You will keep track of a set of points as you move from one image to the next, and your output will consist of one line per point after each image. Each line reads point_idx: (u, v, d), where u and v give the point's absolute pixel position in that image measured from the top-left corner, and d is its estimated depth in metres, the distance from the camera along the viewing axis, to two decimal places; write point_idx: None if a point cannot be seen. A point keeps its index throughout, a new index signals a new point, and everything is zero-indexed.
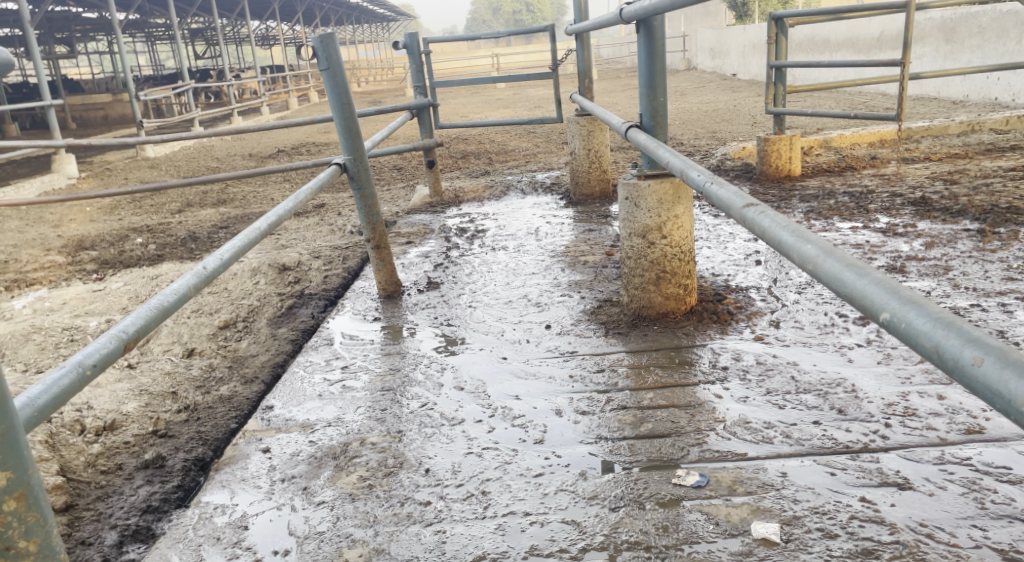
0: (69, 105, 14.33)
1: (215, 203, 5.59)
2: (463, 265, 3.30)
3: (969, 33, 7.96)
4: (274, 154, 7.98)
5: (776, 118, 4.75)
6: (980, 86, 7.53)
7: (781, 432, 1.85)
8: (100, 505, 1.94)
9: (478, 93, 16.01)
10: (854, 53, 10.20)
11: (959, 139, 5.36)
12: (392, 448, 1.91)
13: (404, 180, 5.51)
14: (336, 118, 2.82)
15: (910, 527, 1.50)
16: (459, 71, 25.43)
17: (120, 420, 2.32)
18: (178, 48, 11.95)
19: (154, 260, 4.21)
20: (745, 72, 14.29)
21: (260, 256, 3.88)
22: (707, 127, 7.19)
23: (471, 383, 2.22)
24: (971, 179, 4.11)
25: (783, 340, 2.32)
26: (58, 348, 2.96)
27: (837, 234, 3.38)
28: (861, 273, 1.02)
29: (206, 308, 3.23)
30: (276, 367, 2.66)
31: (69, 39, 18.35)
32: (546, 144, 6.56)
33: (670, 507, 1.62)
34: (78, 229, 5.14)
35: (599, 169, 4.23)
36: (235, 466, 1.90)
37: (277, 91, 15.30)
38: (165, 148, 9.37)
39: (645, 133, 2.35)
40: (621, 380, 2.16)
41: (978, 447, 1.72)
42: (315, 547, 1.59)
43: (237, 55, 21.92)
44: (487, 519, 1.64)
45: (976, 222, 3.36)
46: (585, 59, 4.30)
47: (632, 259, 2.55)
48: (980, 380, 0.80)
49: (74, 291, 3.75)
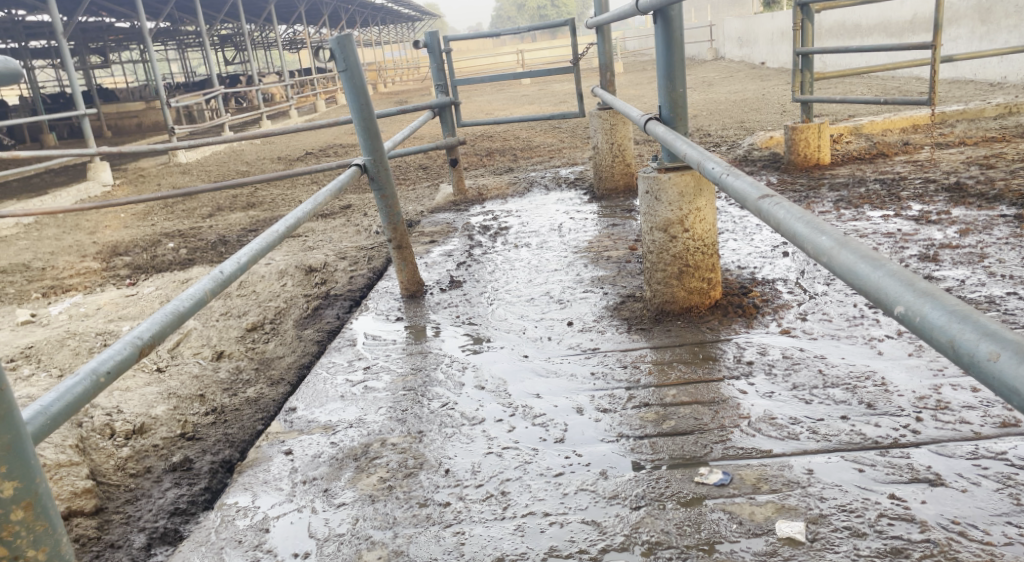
0: (105, 114, 14.61)
1: (244, 206, 5.66)
2: (485, 263, 3.29)
3: (1006, 13, 7.73)
4: (303, 157, 8.05)
5: (804, 106, 4.66)
6: (1019, 67, 7.33)
7: (808, 428, 1.81)
8: (129, 508, 1.96)
9: (505, 89, 15.98)
10: (885, 37, 9.99)
11: (996, 121, 5.21)
12: (412, 449, 1.91)
13: (429, 179, 5.52)
14: (356, 119, 2.82)
15: (941, 524, 1.46)
16: (486, 69, 25.42)
17: (148, 424, 2.35)
18: (208, 54, 12.10)
19: (185, 264, 4.27)
20: (773, 60, 14.07)
21: (287, 257, 3.91)
22: (734, 117, 7.09)
23: (493, 382, 2.21)
24: (1008, 163, 3.99)
25: (811, 333, 2.27)
26: (92, 353, 3.01)
27: (868, 223, 3.31)
28: (876, 265, 0.98)
29: (234, 310, 3.26)
30: (302, 368, 2.68)
31: (102, 49, 18.70)
32: (571, 139, 6.53)
33: (692, 507, 1.59)
34: (112, 235, 5.24)
35: (623, 163, 4.20)
36: (258, 468, 1.91)
37: (305, 94, 15.45)
38: (197, 155, 9.50)
39: (664, 126, 2.32)
40: (644, 377, 2.14)
41: (1014, 442, 1.66)
42: (335, 549, 1.60)
43: (266, 59, 22.17)
44: (506, 520, 1.62)
45: (1013, 207, 3.27)
46: (606, 52, 4.26)
47: (654, 253, 2.52)
48: (996, 375, 0.77)
49: (108, 296, 3.81)
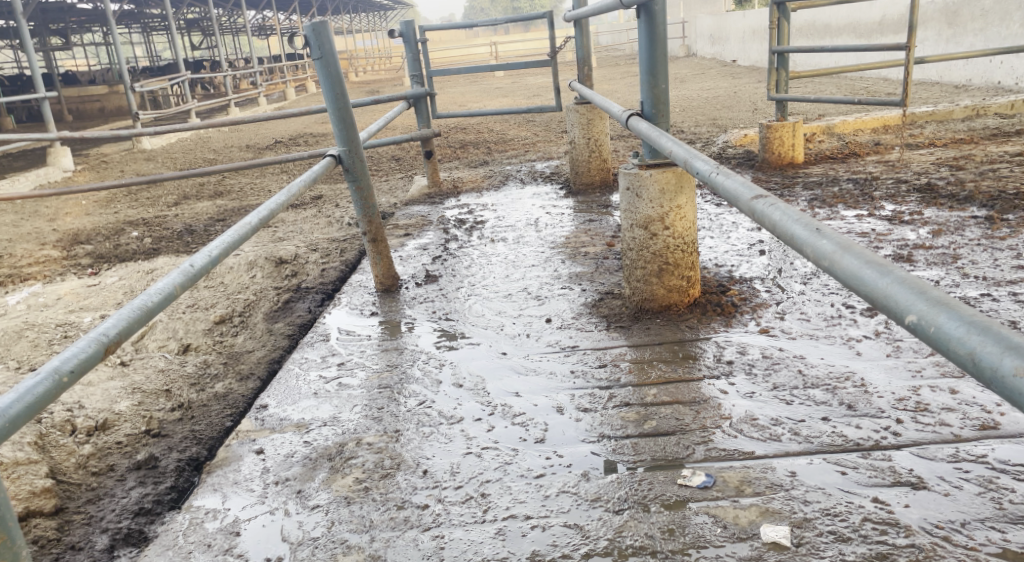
0: (66, 97, 14.23)
1: (212, 195, 5.53)
2: (461, 257, 3.25)
3: (971, 16, 7.84)
4: (272, 146, 7.92)
5: (778, 104, 4.67)
6: (983, 70, 7.47)
7: (790, 430, 1.80)
8: (92, 507, 1.88)
9: (479, 81, 15.88)
10: (854, 37, 10.09)
11: (964, 123, 5.29)
12: (389, 448, 1.86)
13: (402, 170, 5.43)
14: (330, 109, 2.74)
15: (925, 528, 1.45)
16: (457, 61, 25.27)
17: (112, 420, 2.27)
18: (173, 37, 11.79)
19: (150, 253, 4.15)
20: (744, 58, 14.17)
21: (257, 248, 3.82)
22: (708, 114, 7.10)
23: (470, 380, 2.16)
24: (977, 164, 4.04)
25: (789, 333, 2.26)
26: (51, 344, 2.91)
27: (842, 223, 3.32)
28: (883, 271, 0.98)
29: (201, 303, 3.16)
30: (273, 363, 2.61)
31: (63, 30, 18.23)
32: (545, 133, 6.49)
33: (675, 509, 1.57)
34: (73, 223, 5.08)
35: (600, 158, 4.16)
36: (228, 468, 1.85)
37: (274, 81, 15.22)
38: (162, 141, 9.27)
39: (646, 122, 2.29)
40: (624, 375, 2.11)
41: (993, 444, 1.67)
42: (309, 554, 1.55)
43: (233, 44, 21.71)
44: (487, 523, 1.59)
45: (984, 209, 3.30)
46: (584, 46, 4.20)
47: (634, 250, 2.49)
48: (1020, 390, 0.78)
49: (68, 286, 3.69)
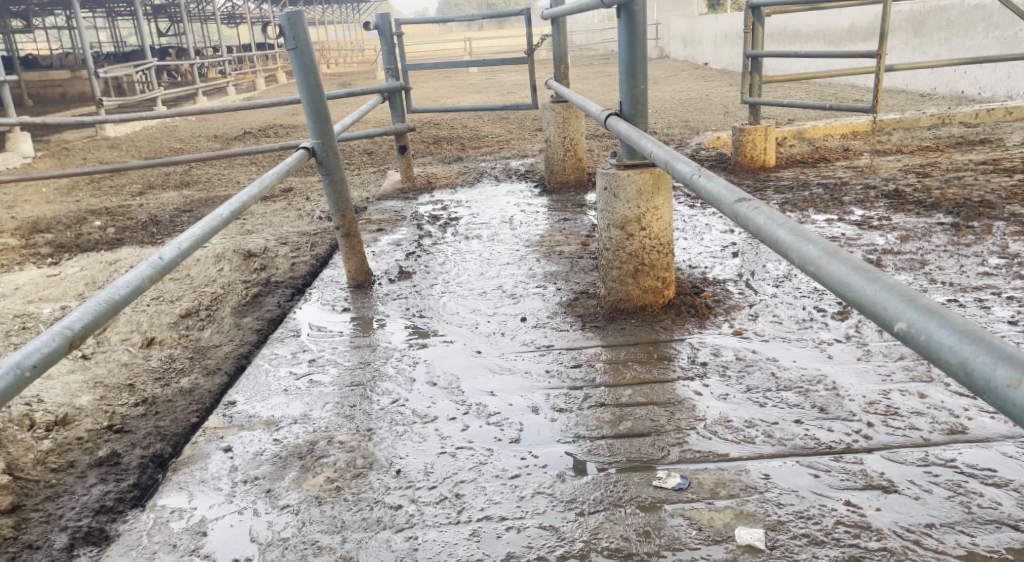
0: (25, 81, 13.83)
1: (178, 185, 5.42)
2: (435, 254, 3.21)
3: (938, 25, 7.98)
4: (240, 136, 7.80)
5: (751, 107, 4.70)
6: (948, 79, 7.62)
7: (763, 432, 1.80)
8: (50, 505, 1.82)
9: (451, 77, 15.83)
10: (823, 43, 10.23)
11: (930, 131, 5.38)
12: (361, 448, 1.83)
13: (374, 165, 5.37)
14: (304, 100, 2.69)
15: (897, 532, 1.47)
16: (430, 56, 25.14)
17: (72, 415, 2.20)
18: (141, 24, 11.53)
19: (113, 244, 4.05)
20: (715, 61, 14.29)
21: (225, 240, 3.75)
22: (680, 116, 7.14)
23: (444, 379, 2.14)
24: (943, 172, 4.12)
25: (762, 335, 2.28)
26: (8, 336, 2.81)
27: (812, 227, 3.36)
28: (871, 278, 0.98)
29: (166, 295, 3.09)
30: (241, 359, 2.55)
31: (24, 12, 17.74)
32: (519, 131, 6.48)
33: (650, 511, 1.57)
34: (32, 211, 4.94)
35: (575, 157, 4.16)
36: (194, 466, 1.80)
37: (243, 71, 14.98)
38: (127, 129, 9.06)
39: (624, 122, 2.27)
40: (599, 376, 2.10)
41: (961, 448, 1.69)
42: (279, 555, 1.52)
43: (201, 30, 21.29)
44: (462, 524, 1.57)
45: (950, 215, 3.36)
46: (560, 44, 4.19)
47: (610, 250, 2.48)
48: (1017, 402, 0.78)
49: (27, 275, 3.58)
